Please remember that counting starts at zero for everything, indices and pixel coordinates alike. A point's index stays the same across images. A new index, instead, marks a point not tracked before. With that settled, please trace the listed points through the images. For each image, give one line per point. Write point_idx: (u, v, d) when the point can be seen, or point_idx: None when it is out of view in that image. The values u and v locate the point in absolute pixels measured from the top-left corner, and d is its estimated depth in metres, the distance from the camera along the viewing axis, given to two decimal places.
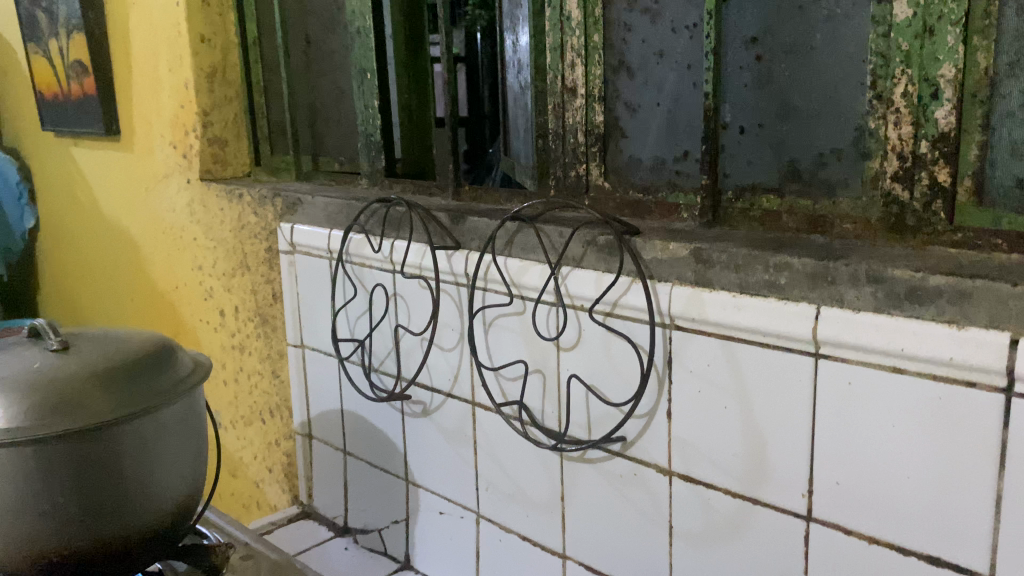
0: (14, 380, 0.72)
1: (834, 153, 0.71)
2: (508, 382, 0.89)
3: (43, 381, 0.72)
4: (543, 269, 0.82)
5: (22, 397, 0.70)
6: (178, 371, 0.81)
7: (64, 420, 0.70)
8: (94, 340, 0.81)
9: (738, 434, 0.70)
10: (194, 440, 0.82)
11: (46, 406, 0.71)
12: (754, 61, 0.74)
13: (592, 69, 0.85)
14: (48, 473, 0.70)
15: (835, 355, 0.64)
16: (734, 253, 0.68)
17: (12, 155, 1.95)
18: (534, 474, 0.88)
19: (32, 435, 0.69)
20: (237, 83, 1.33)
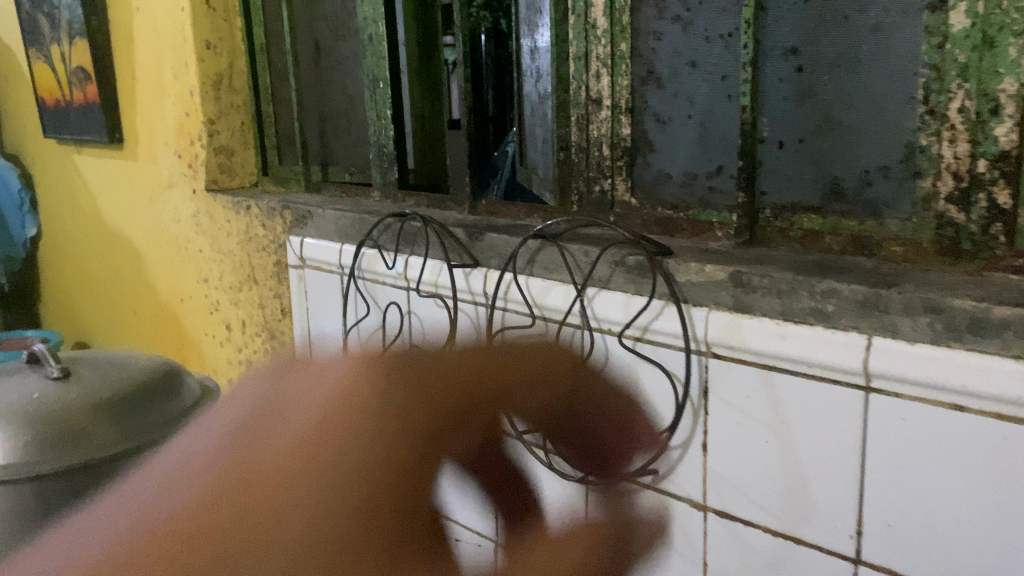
0: (18, 410, 0.83)
1: (882, 170, 0.66)
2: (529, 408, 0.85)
3: (46, 411, 0.83)
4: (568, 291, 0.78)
5: (21, 429, 0.81)
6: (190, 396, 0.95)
7: (76, 448, 0.82)
8: (94, 367, 0.92)
9: (778, 471, 0.66)
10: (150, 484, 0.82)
11: (51, 437, 0.81)
12: (794, 72, 0.70)
13: (620, 79, 0.80)
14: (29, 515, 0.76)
15: (888, 390, 0.59)
16: (777, 277, 0.64)
17: (13, 162, 1.92)
18: (556, 505, 0.84)
19: (39, 467, 0.79)
20: (243, 90, 1.29)
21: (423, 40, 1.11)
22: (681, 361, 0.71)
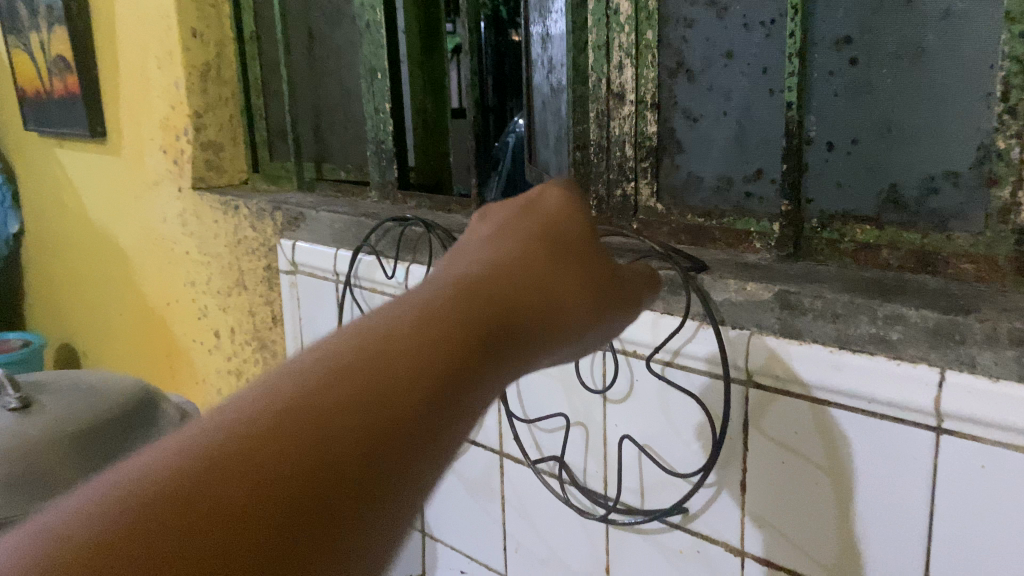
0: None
1: (949, 176, 0.58)
2: (545, 434, 0.78)
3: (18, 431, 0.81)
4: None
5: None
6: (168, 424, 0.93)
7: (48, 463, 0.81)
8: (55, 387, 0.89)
9: (831, 517, 0.59)
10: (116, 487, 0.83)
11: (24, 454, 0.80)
12: (847, 65, 0.62)
13: (645, 71, 0.73)
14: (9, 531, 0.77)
15: (963, 432, 0.52)
16: (832, 300, 0.56)
17: None
18: (572, 538, 0.77)
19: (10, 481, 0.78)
20: (232, 82, 1.21)
21: (425, 28, 1.03)
22: (717, 390, 0.63)
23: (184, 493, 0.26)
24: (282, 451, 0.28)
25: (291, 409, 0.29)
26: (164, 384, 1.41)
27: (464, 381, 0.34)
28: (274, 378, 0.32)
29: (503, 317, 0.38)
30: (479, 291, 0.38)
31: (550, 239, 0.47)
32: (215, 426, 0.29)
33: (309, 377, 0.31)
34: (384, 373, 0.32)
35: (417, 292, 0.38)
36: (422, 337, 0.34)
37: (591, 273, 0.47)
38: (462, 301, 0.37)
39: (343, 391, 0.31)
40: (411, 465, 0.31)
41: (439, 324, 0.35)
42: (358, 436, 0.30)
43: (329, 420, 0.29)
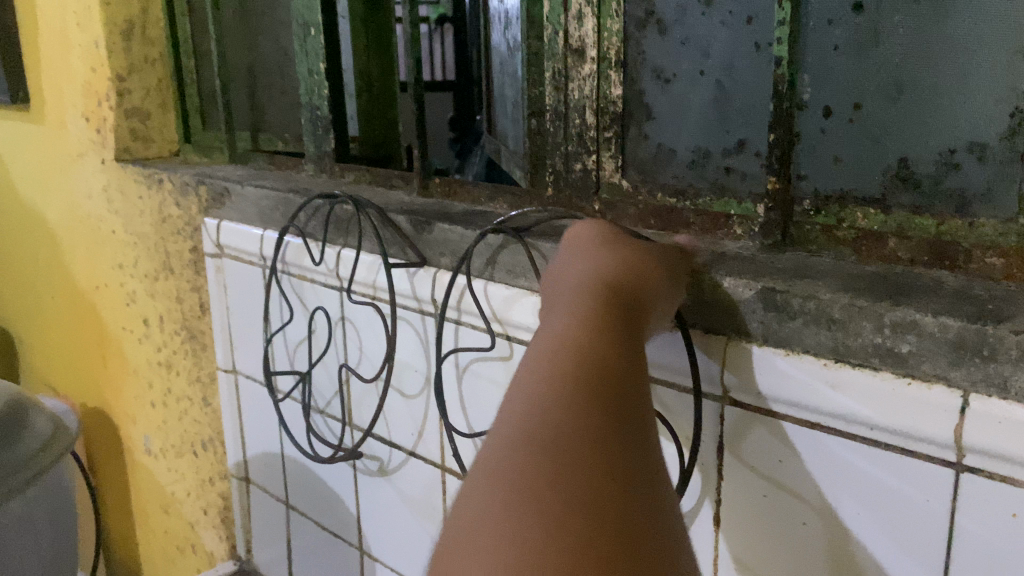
0: None
1: (974, 149, 0.48)
2: None
3: None
4: (530, 302, 0.60)
5: None
6: (41, 435, 0.94)
7: None
8: None
9: (822, 566, 0.48)
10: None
11: None
12: (851, 12, 0.51)
13: (607, 23, 0.60)
14: None
15: (991, 471, 0.40)
16: (827, 301, 0.45)
17: None
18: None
19: None
20: (160, 42, 1.08)
21: None
22: (687, 407, 0.53)
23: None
24: (607, 505, 0.30)
25: (585, 464, 0.31)
26: (94, 375, 1.29)
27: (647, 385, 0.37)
28: (515, 447, 0.32)
29: (637, 324, 0.41)
30: (609, 306, 0.40)
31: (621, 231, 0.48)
32: (526, 503, 0.30)
33: (559, 432, 0.32)
34: (610, 408, 0.34)
35: (558, 328, 0.39)
36: (607, 365, 0.36)
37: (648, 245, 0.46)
38: (601, 320, 0.39)
39: (602, 433, 0.33)
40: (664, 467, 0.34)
41: (606, 347, 0.37)
42: (636, 466, 0.33)
43: (613, 464, 0.32)
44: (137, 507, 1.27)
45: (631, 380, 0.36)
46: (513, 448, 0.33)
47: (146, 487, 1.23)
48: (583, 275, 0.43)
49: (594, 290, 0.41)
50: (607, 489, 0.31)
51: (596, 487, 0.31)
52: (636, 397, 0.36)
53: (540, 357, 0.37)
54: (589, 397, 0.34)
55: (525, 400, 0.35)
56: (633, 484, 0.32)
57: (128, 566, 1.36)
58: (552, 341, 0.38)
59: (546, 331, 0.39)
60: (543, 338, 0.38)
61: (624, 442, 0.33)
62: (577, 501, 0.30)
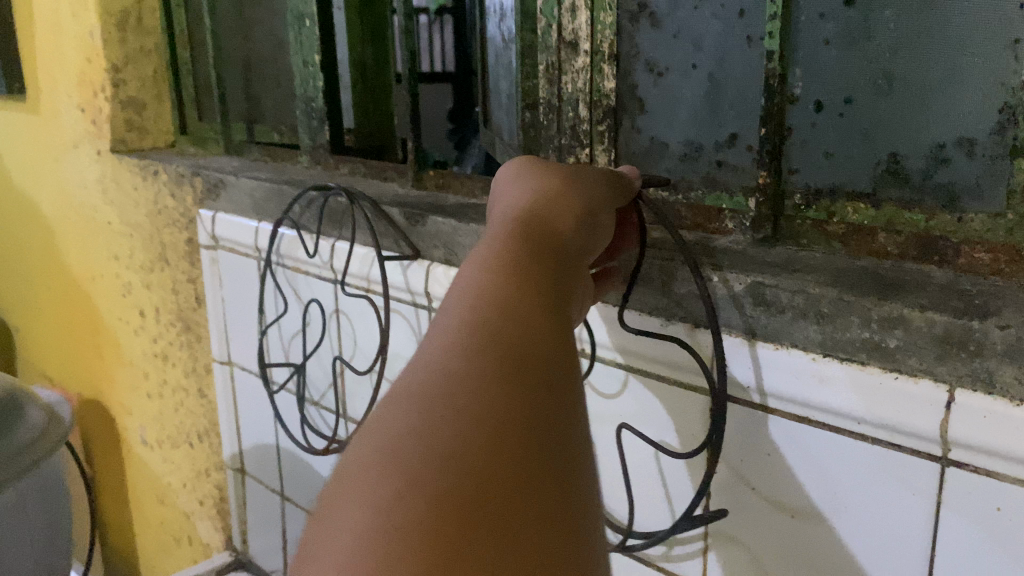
0: None
1: (963, 144, 0.48)
2: None
3: None
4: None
5: None
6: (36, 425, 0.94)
7: None
8: None
9: (811, 558, 0.48)
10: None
11: None
12: (841, 5, 0.51)
13: (601, 16, 0.60)
14: None
15: (975, 465, 0.41)
16: (815, 295, 0.45)
17: None
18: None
19: None
20: (156, 33, 1.08)
21: None
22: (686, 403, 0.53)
23: (454, 527, 0.27)
24: (506, 456, 0.29)
25: (469, 427, 0.29)
26: (90, 366, 1.29)
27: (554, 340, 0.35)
28: (416, 395, 0.31)
29: (555, 278, 0.39)
30: (535, 259, 0.39)
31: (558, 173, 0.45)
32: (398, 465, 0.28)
33: (462, 385, 0.31)
34: (522, 362, 0.33)
35: (476, 284, 0.37)
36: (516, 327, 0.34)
37: (581, 195, 0.44)
38: (525, 274, 0.37)
39: (512, 391, 0.31)
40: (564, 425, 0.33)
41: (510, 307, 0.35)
42: (530, 427, 0.31)
43: (518, 419, 0.31)
44: (132, 498, 1.27)
45: (552, 337, 0.35)
46: (417, 394, 0.31)
47: (142, 478, 1.23)
48: (506, 223, 0.41)
49: (520, 240, 0.40)
50: (509, 442, 0.30)
51: (497, 439, 0.29)
52: (556, 355, 0.35)
53: (457, 307, 0.36)
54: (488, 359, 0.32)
55: (434, 354, 0.33)
56: (537, 445, 0.30)
57: (124, 557, 1.36)
58: (471, 290, 0.36)
59: (466, 280, 0.38)
60: (462, 286, 0.37)
61: (535, 400, 0.32)
62: (471, 449, 0.29)
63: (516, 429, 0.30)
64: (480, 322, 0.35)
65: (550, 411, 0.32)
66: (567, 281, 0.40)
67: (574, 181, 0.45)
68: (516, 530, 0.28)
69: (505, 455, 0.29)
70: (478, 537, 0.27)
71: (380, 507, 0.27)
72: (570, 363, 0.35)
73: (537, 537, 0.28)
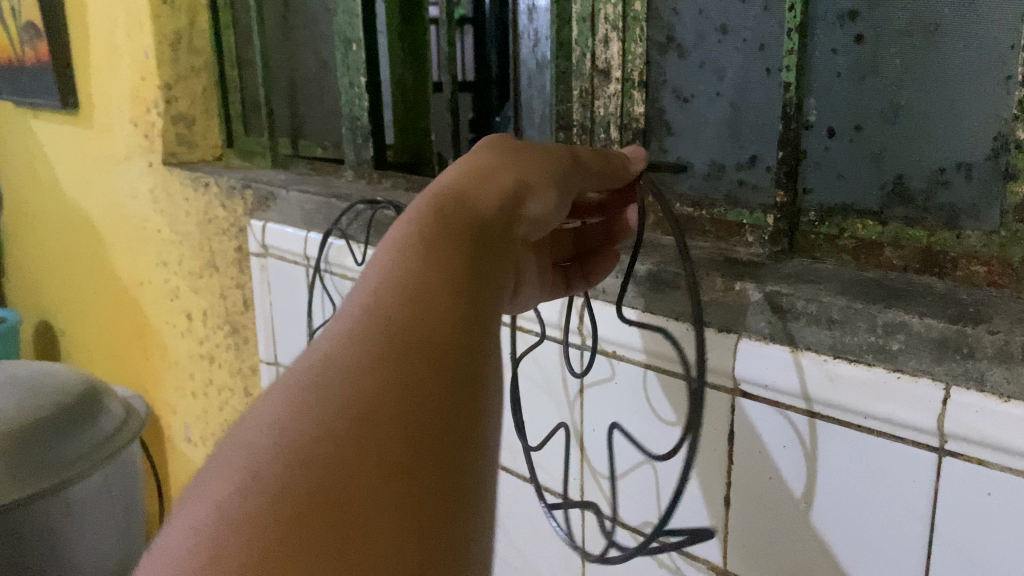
0: (23, 397, 0.99)
1: (961, 168, 0.53)
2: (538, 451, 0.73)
3: (35, 396, 1.00)
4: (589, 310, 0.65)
5: (34, 406, 0.98)
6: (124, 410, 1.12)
7: (69, 417, 1.01)
8: (41, 373, 1.07)
9: (823, 539, 0.54)
10: (110, 441, 1.04)
11: (50, 406, 0.99)
12: (852, 42, 0.56)
13: (632, 46, 0.66)
14: (48, 460, 0.96)
15: (967, 455, 0.46)
16: (827, 303, 0.50)
17: None
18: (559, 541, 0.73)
19: (58, 425, 0.99)
20: (205, 52, 1.14)
21: None
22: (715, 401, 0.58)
23: (286, 528, 0.27)
24: (359, 454, 0.30)
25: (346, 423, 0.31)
26: (135, 366, 1.36)
27: (454, 329, 0.35)
28: (299, 392, 0.32)
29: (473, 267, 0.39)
30: (452, 243, 0.39)
31: (495, 158, 0.46)
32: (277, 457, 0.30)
33: (356, 378, 0.32)
34: (419, 361, 0.33)
35: (392, 272, 0.37)
36: (419, 323, 0.35)
37: (509, 181, 0.44)
38: (435, 260, 0.38)
39: (396, 384, 0.32)
40: (459, 419, 0.33)
41: (417, 299, 0.36)
42: (416, 420, 0.32)
43: (401, 420, 0.31)
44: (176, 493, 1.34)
45: (459, 330, 0.36)
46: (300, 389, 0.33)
47: (186, 474, 1.30)
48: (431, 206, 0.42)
49: (441, 226, 0.40)
50: (370, 439, 0.30)
51: (353, 437, 0.30)
52: (455, 345, 0.35)
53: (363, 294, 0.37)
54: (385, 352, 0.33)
55: (339, 343, 0.34)
56: (418, 440, 0.31)
57: None
58: (376, 277, 0.37)
59: (380, 265, 0.38)
60: (378, 271, 0.38)
61: (415, 392, 0.32)
62: (335, 451, 0.30)
63: (384, 425, 0.31)
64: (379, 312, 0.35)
65: (435, 401, 0.32)
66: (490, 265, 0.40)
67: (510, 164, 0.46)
68: (367, 534, 0.28)
69: (369, 458, 0.30)
70: (314, 534, 0.27)
71: (236, 496, 0.29)
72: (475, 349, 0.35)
73: (392, 540, 0.28)
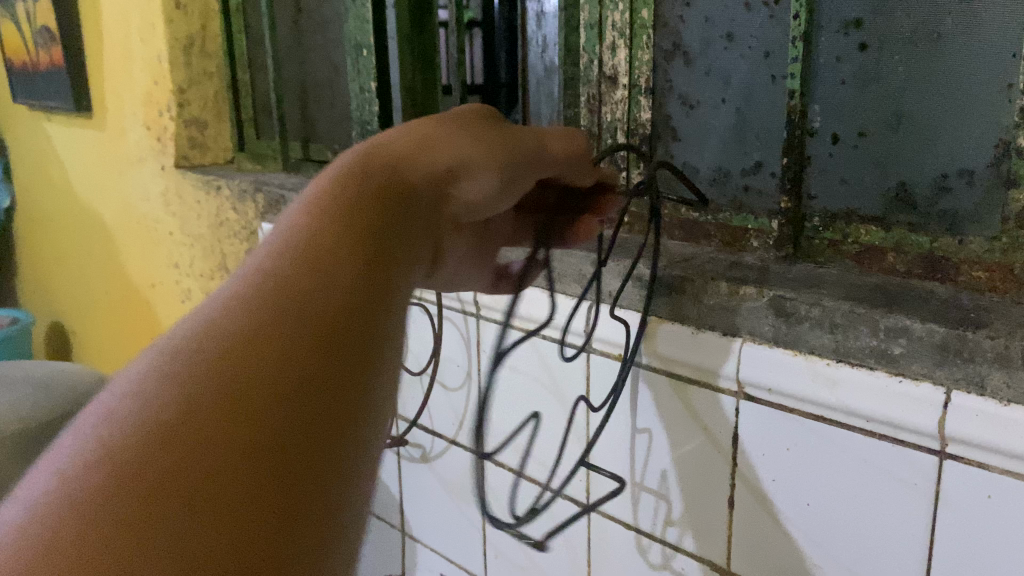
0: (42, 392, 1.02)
1: (964, 175, 0.54)
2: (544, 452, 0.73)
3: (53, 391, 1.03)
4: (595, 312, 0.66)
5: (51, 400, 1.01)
6: None
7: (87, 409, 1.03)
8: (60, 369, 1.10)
9: (827, 541, 0.54)
10: None
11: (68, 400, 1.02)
12: (857, 50, 0.57)
13: (639, 53, 0.67)
14: None
15: (969, 458, 0.46)
16: (830, 308, 0.51)
17: None
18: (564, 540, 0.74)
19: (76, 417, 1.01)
20: (217, 56, 1.16)
21: None
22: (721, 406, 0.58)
23: (140, 498, 0.28)
24: (238, 437, 0.31)
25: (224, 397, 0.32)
26: None
27: (350, 310, 0.36)
28: (191, 355, 0.33)
29: (381, 248, 0.40)
30: (361, 214, 0.40)
31: (429, 139, 0.47)
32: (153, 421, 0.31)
33: (248, 349, 0.33)
34: (311, 340, 0.34)
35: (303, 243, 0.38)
36: (318, 298, 0.36)
37: (436, 169, 0.46)
38: (343, 238, 0.39)
39: (283, 362, 0.33)
40: (341, 403, 0.34)
41: (321, 274, 0.37)
42: (294, 400, 0.33)
43: (281, 399, 0.32)
44: None
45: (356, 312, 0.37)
46: (194, 346, 0.34)
47: None
48: (354, 179, 0.43)
49: (356, 202, 0.41)
50: (245, 418, 0.31)
51: (235, 417, 0.31)
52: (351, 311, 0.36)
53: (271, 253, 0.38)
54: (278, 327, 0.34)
55: (240, 307, 0.35)
56: (291, 421, 0.32)
57: None
58: (285, 242, 0.38)
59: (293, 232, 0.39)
60: (289, 237, 0.39)
61: (305, 380, 0.34)
62: (206, 422, 0.31)
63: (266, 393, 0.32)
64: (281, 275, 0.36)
65: (328, 383, 0.34)
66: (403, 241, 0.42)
67: (435, 140, 0.47)
68: (221, 509, 0.29)
69: (239, 435, 0.31)
70: (169, 506, 0.29)
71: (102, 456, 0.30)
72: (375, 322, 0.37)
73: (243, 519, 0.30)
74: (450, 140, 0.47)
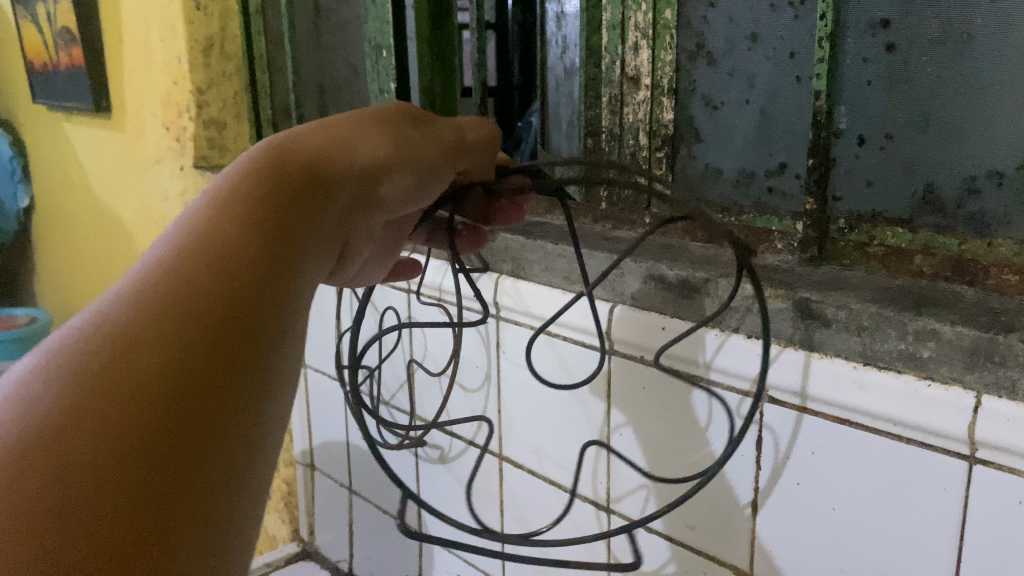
0: None
1: (993, 177, 0.53)
2: (563, 456, 0.72)
3: None
4: (616, 315, 0.65)
5: None
6: None
7: None
8: None
9: (853, 545, 0.54)
10: None
11: None
12: (883, 50, 0.56)
13: (662, 53, 0.67)
14: None
15: (999, 463, 0.46)
16: (857, 311, 0.51)
17: (14, 136, 1.85)
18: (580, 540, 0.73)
19: None
20: (236, 57, 1.15)
21: None
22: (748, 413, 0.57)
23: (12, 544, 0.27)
24: (114, 476, 0.30)
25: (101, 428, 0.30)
26: None
27: (242, 336, 0.35)
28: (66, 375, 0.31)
29: (281, 260, 0.38)
30: (264, 216, 0.38)
31: (348, 147, 0.44)
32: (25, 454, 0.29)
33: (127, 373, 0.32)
34: (197, 368, 0.33)
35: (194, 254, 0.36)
36: (207, 320, 0.34)
37: (355, 177, 0.44)
38: (240, 252, 0.37)
39: (169, 389, 0.32)
40: (225, 435, 0.34)
41: (214, 290, 0.35)
42: (178, 432, 0.32)
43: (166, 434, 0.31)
44: None
45: (247, 335, 0.36)
46: (73, 354, 0.32)
47: None
48: (261, 177, 0.40)
49: (264, 210, 0.39)
50: (123, 456, 0.30)
51: (114, 453, 0.30)
52: (243, 311, 0.35)
53: (159, 248, 0.36)
54: (168, 352, 0.33)
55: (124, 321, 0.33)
56: (174, 458, 0.31)
57: None
58: (176, 249, 0.36)
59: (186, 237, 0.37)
60: (180, 243, 0.36)
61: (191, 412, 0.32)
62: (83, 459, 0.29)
63: (156, 404, 0.31)
64: (171, 271, 0.35)
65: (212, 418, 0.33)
66: (310, 236, 0.41)
67: (349, 136, 0.45)
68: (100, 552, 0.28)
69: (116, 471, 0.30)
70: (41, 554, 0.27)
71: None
72: (266, 323, 0.37)
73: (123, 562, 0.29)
74: (368, 136, 0.45)
